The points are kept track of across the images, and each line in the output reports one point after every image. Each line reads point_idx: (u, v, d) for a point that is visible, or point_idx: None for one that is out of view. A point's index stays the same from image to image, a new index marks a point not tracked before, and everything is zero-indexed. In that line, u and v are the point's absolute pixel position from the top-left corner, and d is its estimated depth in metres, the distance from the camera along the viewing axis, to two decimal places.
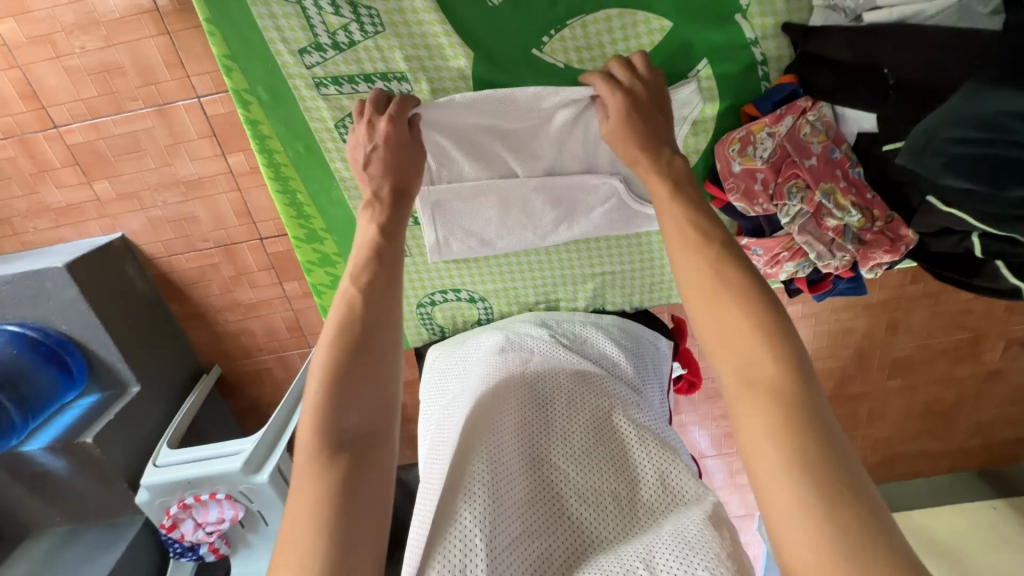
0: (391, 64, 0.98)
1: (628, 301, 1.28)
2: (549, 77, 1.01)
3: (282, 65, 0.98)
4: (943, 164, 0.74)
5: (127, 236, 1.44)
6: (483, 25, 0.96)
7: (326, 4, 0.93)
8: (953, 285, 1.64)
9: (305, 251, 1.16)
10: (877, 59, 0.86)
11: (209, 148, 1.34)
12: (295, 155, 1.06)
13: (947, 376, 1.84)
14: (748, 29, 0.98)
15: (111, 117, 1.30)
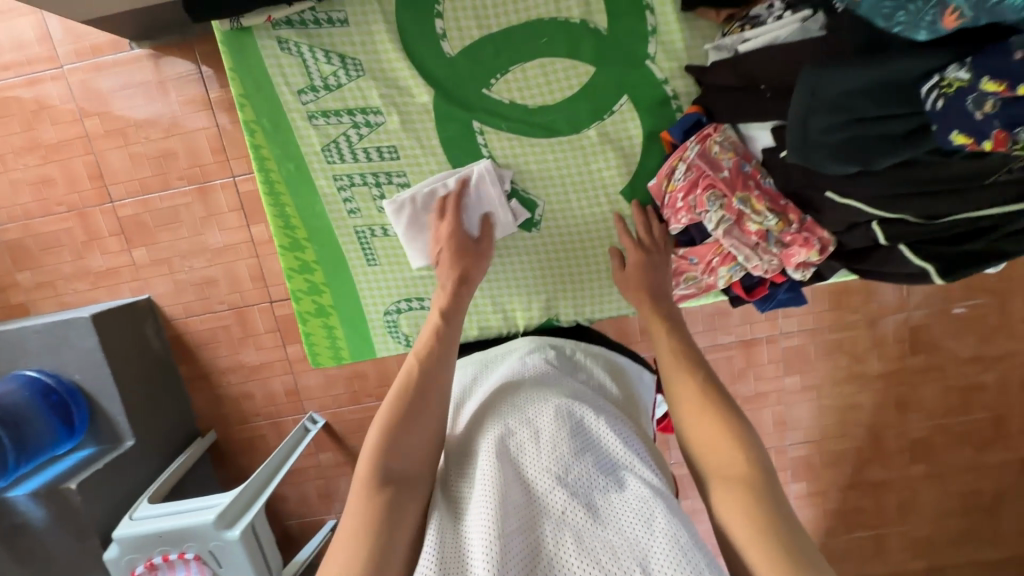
0: (369, 100, 1.02)
1: (584, 313, 1.15)
2: (501, 114, 1.03)
3: (280, 99, 1.02)
4: (830, 154, 0.67)
5: (153, 298, 1.59)
6: (442, 73, 1.00)
7: (322, 55, 0.99)
8: (954, 358, 1.62)
9: (287, 259, 1.11)
10: (752, 76, 0.82)
11: (237, 219, 1.53)
12: (287, 173, 1.07)
13: (978, 463, 1.70)
14: (657, 71, 0.99)
15: (159, 193, 1.52)
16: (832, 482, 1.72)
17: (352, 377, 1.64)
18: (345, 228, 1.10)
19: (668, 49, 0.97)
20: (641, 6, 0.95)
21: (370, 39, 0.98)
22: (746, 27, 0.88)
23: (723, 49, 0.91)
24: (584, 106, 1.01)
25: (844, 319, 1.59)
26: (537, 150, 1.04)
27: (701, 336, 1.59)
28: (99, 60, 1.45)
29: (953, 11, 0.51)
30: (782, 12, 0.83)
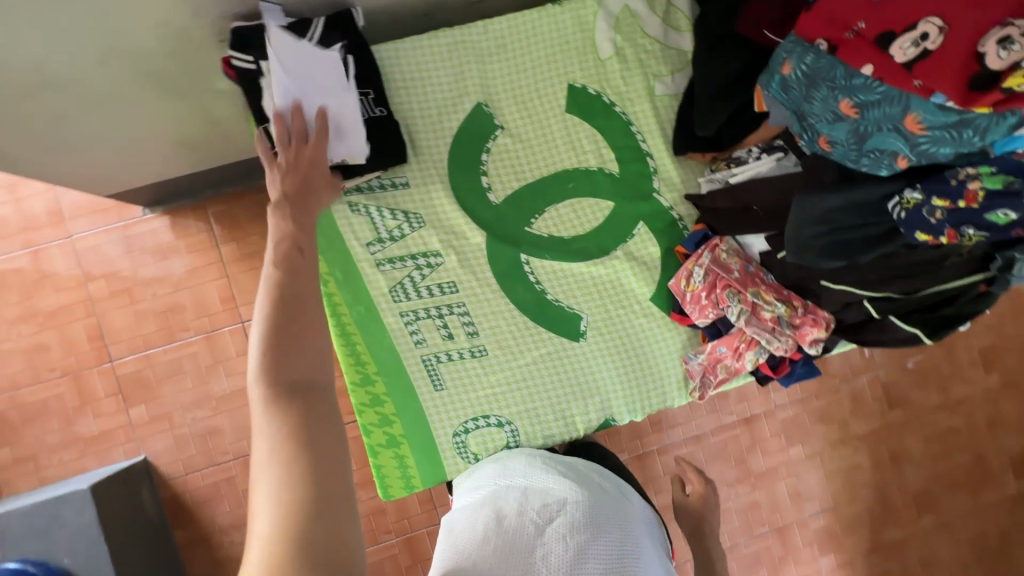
0: (430, 245, 1.10)
1: (638, 409, 1.16)
2: (542, 245, 1.14)
3: (350, 251, 1.07)
4: (820, 255, 0.90)
5: (149, 458, 1.50)
6: (492, 218, 1.13)
7: (388, 212, 1.09)
8: (926, 408, 1.79)
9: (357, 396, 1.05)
10: (746, 201, 1.04)
11: (244, 364, 1.54)
12: (356, 313, 1.07)
13: (976, 506, 1.80)
14: (663, 200, 1.17)
15: (162, 346, 1.51)
16: (855, 550, 1.74)
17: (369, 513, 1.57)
18: (413, 359, 1.08)
19: (669, 182, 1.18)
20: (642, 154, 1.17)
21: (430, 196, 1.10)
22: (732, 163, 1.10)
23: (715, 181, 1.13)
24: (609, 232, 1.16)
25: (825, 386, 1.75)
26: (579, 273, 1.15)
27: (706, 419, 1.68)
28: (107, 226, 1.51)
29: (903, 157, 0.80)
30: (760, 154, 1.07)
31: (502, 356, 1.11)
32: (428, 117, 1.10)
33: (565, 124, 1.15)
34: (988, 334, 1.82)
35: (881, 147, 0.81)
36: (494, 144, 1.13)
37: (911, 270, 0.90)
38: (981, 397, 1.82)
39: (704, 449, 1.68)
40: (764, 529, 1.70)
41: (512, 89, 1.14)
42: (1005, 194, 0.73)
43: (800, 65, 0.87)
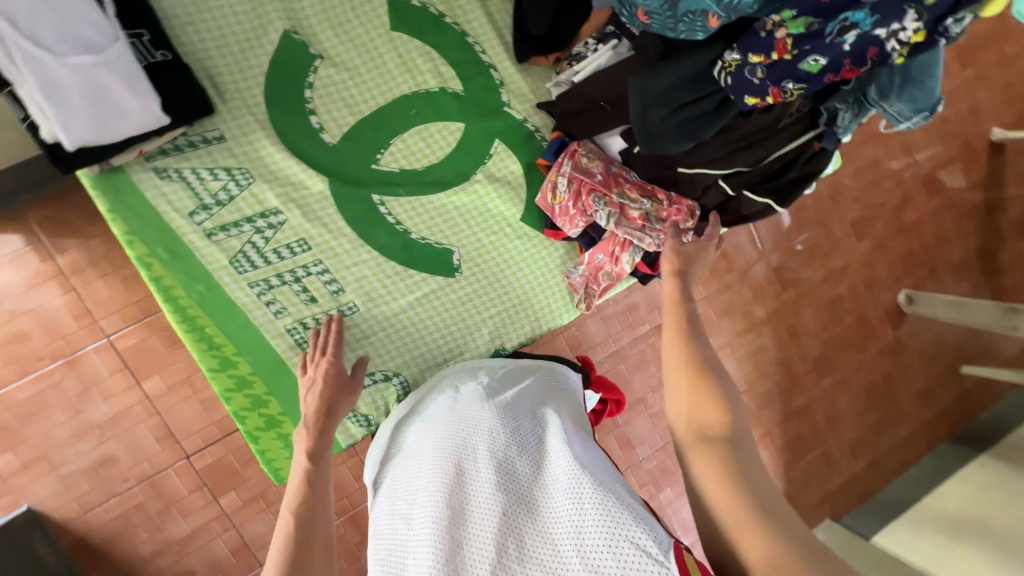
0: (265, 203, 1.03)
1: (527, 333, 1.19)
2: (395, 182, 1.11)
3: (172, 227, 0.98)
4: (664, 137, 0.93)
5: (34, 507, 1.33)
6: (332, 160, 1.07)
7: (207, 173, 1.00)
8: (813, 282, 1.95)
9: (220, 381, 1.01)
10: (593, 97, 1.05)
11: (122, 381, 1.37)
12: (198, 295, 1.00)
13: (864, 359, 2.02)
14: (516, 113, 1.17)
15: (16, 383, 1.32)
16: (771, 421, 1.91)
17: None
18: (276, 331, 1.04)
19: (518, 94, 1.17)
20: (484, 67, 1.15)
21: (253, 148, 1.02)
22: (573, 62, 1.11)
23: (562, 83, 1.14)
24: (465, 156, 1.15)
25: (725, 280, 1.85)
26: (438, 205, 1.13)
27: (621, 334, 1.73)
28: None
29: (714, 15, 0.75)
30: (597, 45, 1.08)
31: (372, 309, 1.09)
32: (229, 58, 1.00)
33: (392, 44, 1.10)
34: (856, 206, 1.99)
35: (692, 9, 0.77)
36: (315, 78, 1.06)
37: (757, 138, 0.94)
38: (857, 263, 2.00)
39: (625, 362, 1.74)
40: None
41: (330, 15, 1.06)
42: (809, 37, 0.74)
43: None
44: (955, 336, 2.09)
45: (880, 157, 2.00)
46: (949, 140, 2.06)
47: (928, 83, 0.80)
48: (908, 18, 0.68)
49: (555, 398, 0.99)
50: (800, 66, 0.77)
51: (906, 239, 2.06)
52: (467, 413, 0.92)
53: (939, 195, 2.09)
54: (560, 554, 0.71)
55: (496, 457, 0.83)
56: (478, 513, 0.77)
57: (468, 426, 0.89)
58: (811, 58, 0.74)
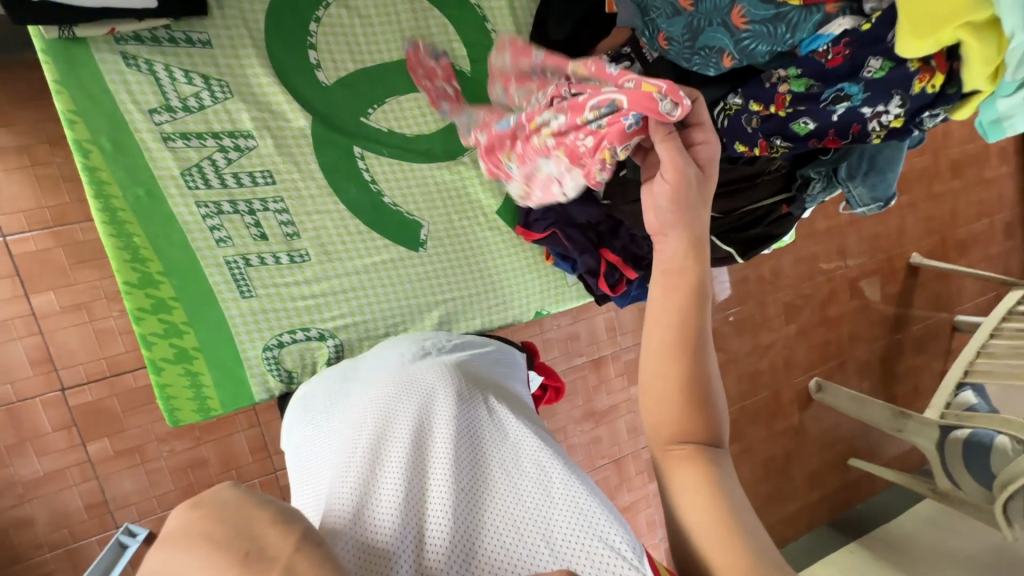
0: (237, 123, 0.97)
1: (477, 325, 1.15)
2: (378, 141, 1.07)
3: (126, 120, 0.90)
4: None
5: None
6: (319, 100, 1.03)
7: (180, 75, 0.93)
8: (741, 351, 2.07)
9: (135, 298, 0.92)
10: None
11: (8, 289, 1.21)
12: (136, 200, 0.91)
13: (769, 433, 2.14)
14: None
15: None
16: None
17: (185, 467, 1.36)
18: (213, 260, 0.96)
19: None
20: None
21: (238, 64, 0.96)
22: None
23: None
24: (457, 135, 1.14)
25: None
26: (420, 175, 1.11)
27: (558, 360, 1.74)
28: None
29: (728, 55, 0.85)
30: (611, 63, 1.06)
31: (326, 262, 1.03)
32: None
33: (412, 7, 1.09)
34: (791, 291, 2.15)
35: (710, 44, 0.86)
36: (325, 14, 1.02)
37: (734, 186, 1.02)
38: (781, 343, 2.15)
39: None
40: (603, 461, 1.84)
41: None
42: (804, 99, 0.84)
43: None
44: (848, 429, 2.28)
45: (818, 253, 2.18)
46: (876, 253, 2.29)
47: (887, 173, 0.95)
48: (893, 103, 0.79)
49: (507, 377, 0.93)
50: (790, 125, 0.88)
51: (826, 331, 2.24)
52: (416, 372, 0.83)
53: (859, 299, 2.30)
54: (525, 543, 0.61)
55: (454, 417, 0.74)
56: (435, 485, 0.66)
57: (418, 383, 0.80)
58: (801, 120, 0.86)
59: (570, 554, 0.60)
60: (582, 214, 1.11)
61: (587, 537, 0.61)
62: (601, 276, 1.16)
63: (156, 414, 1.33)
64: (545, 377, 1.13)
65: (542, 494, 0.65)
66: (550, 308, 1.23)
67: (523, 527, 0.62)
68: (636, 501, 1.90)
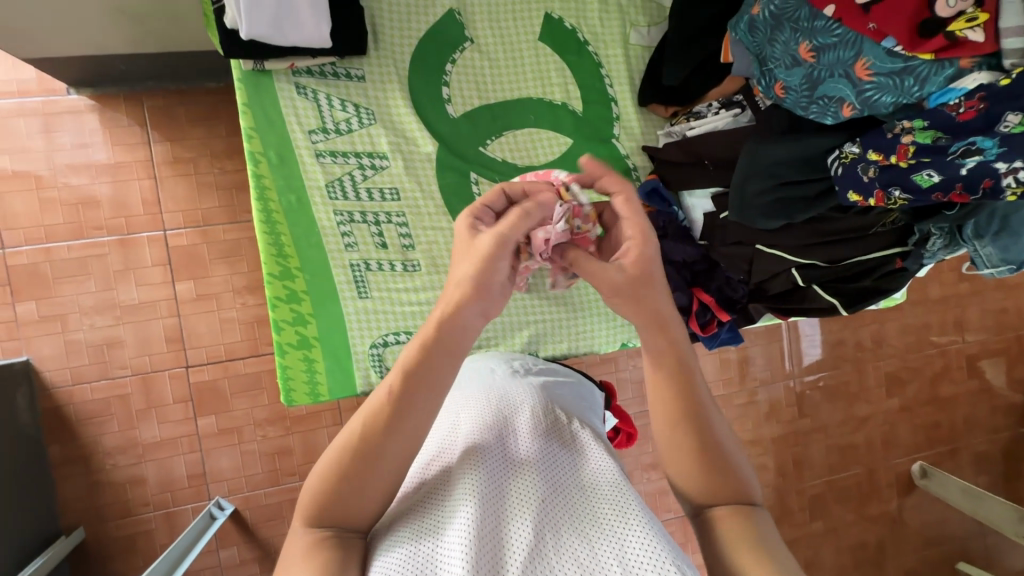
0: (375, 145, 1.10)
1: (563, 351, 1.17)
2: (492, 169, 1.16)
3: (290, 137, 1.05)
4: (760, 212, 1.00)
5: (32, 361, 1.36)
6: (446, 130, 1.14)
7: (337, 103, 1.08)
8: (832, 419, 1.91)
9: (274, 288, 1.05)
10: (700, 154, 1.10)
11: (160, 275, 1.42)
12: (288, 204, 1.05)
13: (860, 516, 1.93)
14: (622, 148, 1.23)
15: (68, 242, 1.38)
16: None
17: (273, 453, 1.48)
18: (341, 262, 1.07)
19: (629, 131, 1.23)
20: (607, 98, 1.22)
21: (384, 96, 1.10)
22: (692, 118, 1.16)
23: (673, 134, 1.19)
24: (564, 169, 1.20)
25: (747, 387, 1.82)
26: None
27: (630, 401, 1.71)
28: (22, 100, 1.37)
29: (848, 105, 0.86)
30: (719, 108, 1.12)
31: (434, 275, 1.11)
32: (397, 15, 1.10)
33: (535, 52, 1.19)
34: (895, 361, 1.97)
35: (829, 95, 0.88)
36: (460, 57, 1.15)
37: (845, 234, 0.98)
38: (880, 417, 1.96)
39: None
40: (668, 515, 1.75)
41: (490, 11, 1.16)
42: (931, 150, 0.79)
43: (768, 7, 0.93)
44: (959, 527, 1.99)
45: (931, 323, 1.99)
46: (1001, 331, 2.05)
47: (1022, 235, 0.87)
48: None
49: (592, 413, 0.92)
50: (912, 177, 0.82)
51: (935, 410, 2.01)
52: (507, 382, 0.86)
53: (979, 380, 2.05)
54: (596, 550, 0.58)
55: (540, 424, 0.75)
56: (513, 478, 0.66)
57: (508, 390, 0.83)
58: (925, 171, 0.80)
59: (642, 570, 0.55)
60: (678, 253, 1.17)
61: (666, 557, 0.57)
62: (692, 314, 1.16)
63: (258, 400, 1.47)
64: (620, 420, 1.11)
65: (619, 507, 0.63)
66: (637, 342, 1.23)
67: (601, 533, 0.59)
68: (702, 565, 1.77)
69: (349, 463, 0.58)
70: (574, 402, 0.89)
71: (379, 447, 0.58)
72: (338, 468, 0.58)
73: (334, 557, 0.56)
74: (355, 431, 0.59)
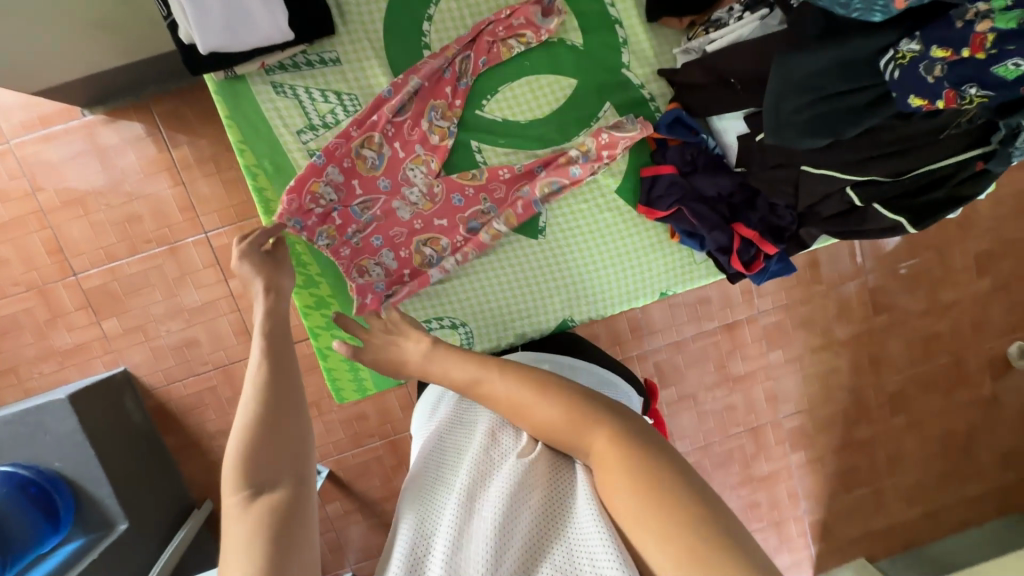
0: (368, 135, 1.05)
1: (599, 309, 1.15)
2: (494, 131, 1.09)
3: (281, 144, 1.04)
4: (799, 131, 0.79)
5: (129, 369, 1.51)
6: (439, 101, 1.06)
7: (318, 95, 1.03)
8: (911, 309, 1.76)
9: (302, 296, 1.08)
10: (722, 72, 0.94)
11: (213, 275, 1.49)
12: None
13: (948, 407, 1.84)
14: (634, 77, 1.09)
15: (126, 258, 1.47)
16: (825, 446, 1.80)
17: (351, 419, 1.60)
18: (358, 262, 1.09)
19: (641, 57, 1.09)
20: (609, 21, 1.07)
21: (366, 80, 1.04)
22: (710, 29, 1.00)
23: (692, 51, 1.02)
24: (571, 117, 1.09)
25: (811, 291, 1.71)
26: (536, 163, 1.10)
27: (686, 326, 1.66)
28: (46, 130, 1.41)
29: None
30: (743, 12, 0.96)
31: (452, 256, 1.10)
32: None
33: None
34: (985, 236, 1.74)
35: None
36: (436, 10, 1.04)
37: (911, 144, 0.79)
38: (969, 300, 1.78)
39: (682, 354, 1.68)
40: (737, 429, 1.75)
41: None
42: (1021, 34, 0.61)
43: None
44: None
45: None
46: None
47: None
48: None
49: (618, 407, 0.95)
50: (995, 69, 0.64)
51: None
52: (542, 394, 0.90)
53: None
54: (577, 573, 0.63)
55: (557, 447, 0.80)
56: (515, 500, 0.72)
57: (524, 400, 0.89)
58: (1012, 60, 0.62)
59: None
60: (710, 188, 1.02)
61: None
62: (734, 254, 1.02)
63: None
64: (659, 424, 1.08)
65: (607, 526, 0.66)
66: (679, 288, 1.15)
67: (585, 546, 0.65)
68: (777, 471, 1.79)
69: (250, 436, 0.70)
70: None
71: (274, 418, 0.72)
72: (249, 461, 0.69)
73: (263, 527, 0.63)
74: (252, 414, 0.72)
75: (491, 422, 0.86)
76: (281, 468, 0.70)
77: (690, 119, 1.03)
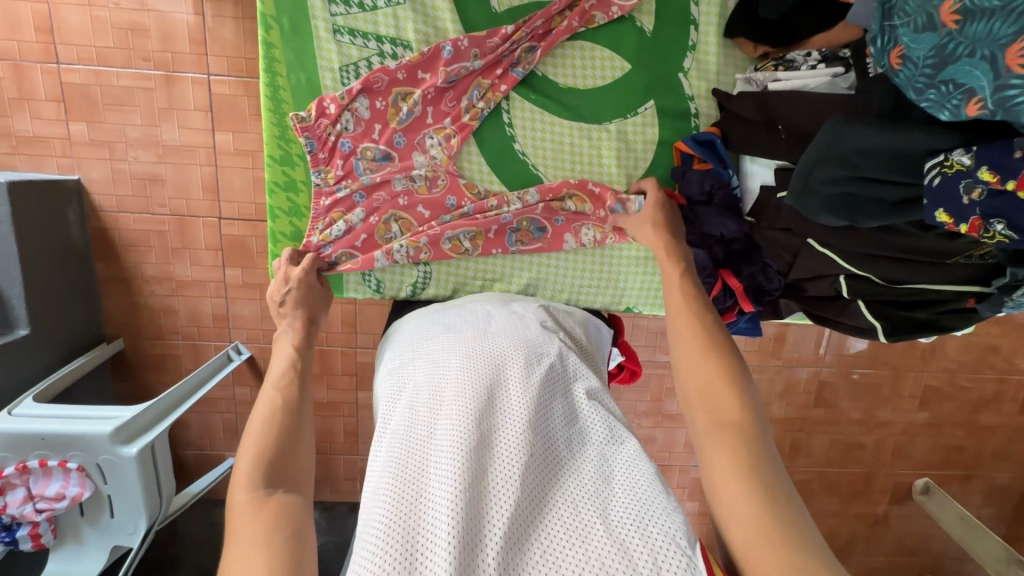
0: (401, 32, 1.01)
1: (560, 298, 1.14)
2: (535, 86, 1.06)
3: (307, 4, 0.99)
4: (822, 204, 0.76)
5: (83, 181, 1.43)
6: (485, 28, 1.02)
7: None
8: (847, 413, 1.81)
9: (273, 170, 1.05)
10: (774, 116, 0.90)
11: (201, 121, 1.41)
12: (296, 84, 1.02)
13: (841, 511, 1.92)
14: (687, 86, 1.06)
15: (117, 68, 1.36)
16: None
17: None
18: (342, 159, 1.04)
19: (703, 68, 1.05)
20: (688, 20, 1.04)
21: None
22: (780, 67, 0.96)
23: (752, 83, 1.00)
24: (612, 99, 1.06)
25: (766, 361, 1.73)
26: (557, 135, 1.07)
27: (640, 349, 1.67)
28: None
29: (978, 101, 0.59)
30: (817, 63, 0.91)
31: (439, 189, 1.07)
32: None
33: None
34: (940, 375, 1.78)
35: (955, 81, 0.61)
36: None
37: (908, 255, 0.78)
38: (901, 425, 1.83)
39: None
40: None
41: None
42: None
43: None
44: (938, 542, 1.97)
45: (1000, 345, 1.74)
46: None
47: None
48: None
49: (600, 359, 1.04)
50: None
51: (964, 434, 1.85)
52: (518, 343, 0.92)
53: None
54: (584, 518, 0.68)
55: (536, 397, 0.82)
56: (515, 446, 0.74)
57: (503, 351, 0.90)
58: None
59: (623, 534, 0.66)
60: (715, 227, 1.01)
61: (639, 542, 0.65)
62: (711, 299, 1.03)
63: None
64: (624, 358, 1.20)
65: (606, 484, 0.73)
66: (642, 307, 1.17)
67: (591, 498, 0.71)
68: None
69: (265, 441, 0.77)
70: (572, 350, 0.96)
71: (291, 427, 0.80)
72: (259, 464, 0.74)
73: (274, 519, 0.68)
74: (266, 424, 0.80)
75: (468, 370, 0.85)
76: (291, 474, 0.75)
77: (723, 148, 1.01)
